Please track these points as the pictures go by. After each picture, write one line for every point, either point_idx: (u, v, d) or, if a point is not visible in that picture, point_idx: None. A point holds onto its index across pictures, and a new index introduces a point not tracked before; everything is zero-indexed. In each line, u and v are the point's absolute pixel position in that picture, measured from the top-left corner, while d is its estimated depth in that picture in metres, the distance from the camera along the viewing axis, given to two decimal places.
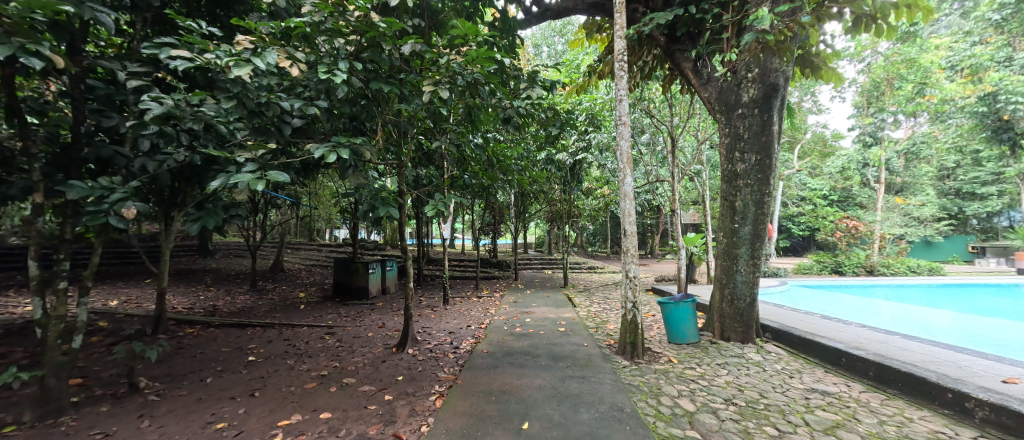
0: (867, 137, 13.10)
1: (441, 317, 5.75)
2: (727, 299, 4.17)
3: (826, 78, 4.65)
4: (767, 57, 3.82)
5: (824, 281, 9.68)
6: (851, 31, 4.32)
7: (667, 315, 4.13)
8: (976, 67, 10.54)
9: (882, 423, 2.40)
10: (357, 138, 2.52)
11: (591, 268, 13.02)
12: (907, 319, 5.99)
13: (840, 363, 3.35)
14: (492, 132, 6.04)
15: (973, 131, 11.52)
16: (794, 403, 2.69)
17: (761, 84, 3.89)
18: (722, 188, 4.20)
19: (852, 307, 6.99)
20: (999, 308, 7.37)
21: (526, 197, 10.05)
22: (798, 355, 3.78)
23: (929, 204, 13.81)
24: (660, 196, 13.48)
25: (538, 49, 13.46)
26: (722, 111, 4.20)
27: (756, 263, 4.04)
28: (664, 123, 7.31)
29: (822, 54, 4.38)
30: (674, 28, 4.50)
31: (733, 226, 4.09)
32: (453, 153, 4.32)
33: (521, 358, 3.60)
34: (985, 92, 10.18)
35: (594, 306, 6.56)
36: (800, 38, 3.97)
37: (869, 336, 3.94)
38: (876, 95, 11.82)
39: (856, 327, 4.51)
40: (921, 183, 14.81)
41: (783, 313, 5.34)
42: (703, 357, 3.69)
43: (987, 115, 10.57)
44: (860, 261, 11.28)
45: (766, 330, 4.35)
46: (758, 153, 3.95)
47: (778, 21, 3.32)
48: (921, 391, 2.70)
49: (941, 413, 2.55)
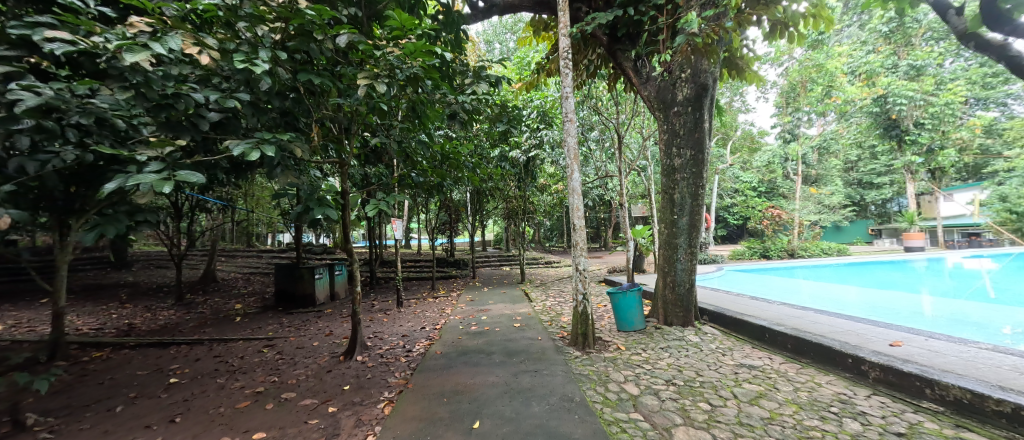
0: (786, 134, 14.72)
1: (394, 320, 5.56)
2: (670, 286, 4.43)
3: (750, 80, 5.01)
4: (697, 58, 4.08)
5: (754, 265, 10.66)
6: (769, 37, 4.73)
7: (615, 303, 4.31)
8: (870, 73, 12.15)
9: (797, 390, 2.68)
10: (285, 134, 2.32)
11: (548, 263, 13.26)
12: (822, 295, 6.75)
13: (764, 338, 3.70)
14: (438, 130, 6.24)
15: (869, 128, 13.27)
16: (725, 378, 2.92)
17: (693, 84, 4.15)
18: (662, 182, 4.42)
19: (777, 288, 7.74)
20: (893, 282, 8.53)
21: (482, 195, 9.99)
22: (730, 334, 4.12)
23: (838, 193, 15.65)
24: (610, 191, 14.07)
25: (490, 46, 13.69)
26: (660, 108, 4.42)
27: (693, 251, 4.33)
28: (611, 120, 7.65)
29: (744, 58, 4.77)
30: (615, 28, 4.71)
31: (672, 218, 4.34)
32: (400, 151, 4.15)
33: (476, 357, 3.57)
34: (878, 95, 11.95)
35: (549, 300, 6.69)
36: (724, 42, 4.28)
37: (789, 313, 4.38)
38: (793, 97, 13.06)
39: (778, 305, 4.99)
40: (831, 175, 16.50)
41: (719, 297, 5.76)
42: (648, 342, 3.90)
43: (880, 114, 12.44)
44: (783, 245, 12.61)
45: (704, 313, 4.69)
46: (692, 149, 4.21)
47: (705, 25, 3.57)
48: (828, 358, 3.05)
49: (843, 376, 2.89)
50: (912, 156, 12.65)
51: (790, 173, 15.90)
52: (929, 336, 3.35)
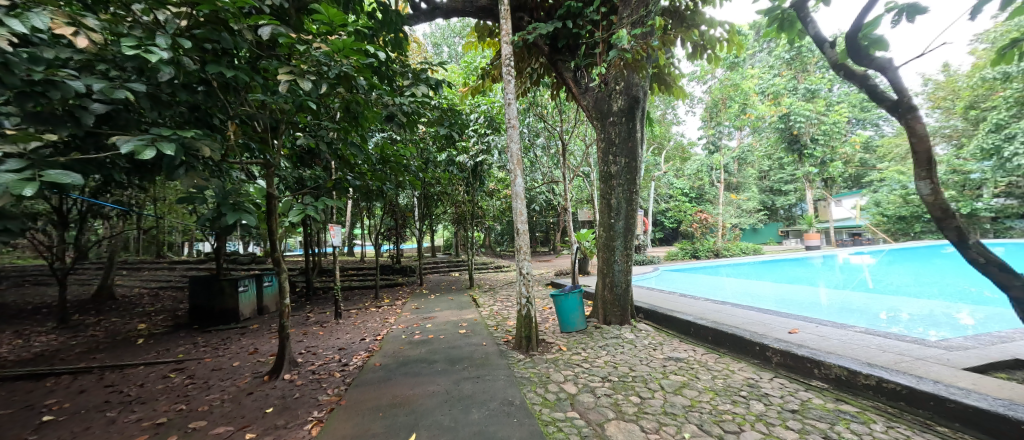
0: (711, 145, 16.26)
1: (330, 333, 5.21)
2: (608, 286, 4.65)
3: (677, 94, 5.43)
4: (629, 72, 4.36)
5: (686, 265, 11.57)
6: (692, 57, 5.19)
7: (558, 305, 4.42)
8: (777, 93, 13.87)
9: (715, 377, 2.94)
10: (189, 131, 2.08)
11: (497, 267, 13.28)
12: (741, 291, 7.49)
13: (689, 332, 4.02)
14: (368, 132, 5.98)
15: (777, 143, 14.88)
16: (655, 371, 3.12)
17: (626, 96, 4.41)
18: (600, 187, 4.64)
19: (705, 285, 8.47)
20: (798, 277, 9.73)
21: (429, 200, 9.75)
22: (661, 329, 4.42)
23: (753, 199, 17.56)
24: (557, 195, 14.50)
25: (437, 49, 13.62)
26: (597, 118, 4.65)
27: (629, 253, 4.58)
28: (555, 128, 7.89)
29: (671, 74, 5.19)
30: (555, 39, 4.90)
31: (610, 221, 4.57)
32: (334, 152, 3.92)
33: (417, 366, 3.45)
34: (783, 113, 13.65)
35: (496, 304, 6.69)
36: (653, 59, 4.63)
37: (712, 308, 4.79)
38: (716, 112, 14.48)
39: (704, 301, 5.45)
40: (748, 182, 18.48)
41: (654, 295, 6.15)
42: (588, 342, 4.05)
43: (785, 130, 14.21)
44: (709, 246, 13.84)
45: (640, 311, 4.98)
46: (626, 157, 4.47)
47: (634, 42, 3.82)
48: (741, 347, 3.39)
49: (753, 363, 3.22)
50: (810, 167, 14.60)
51: (715, 180, 17.55)
52: (820, 322, 3.87)
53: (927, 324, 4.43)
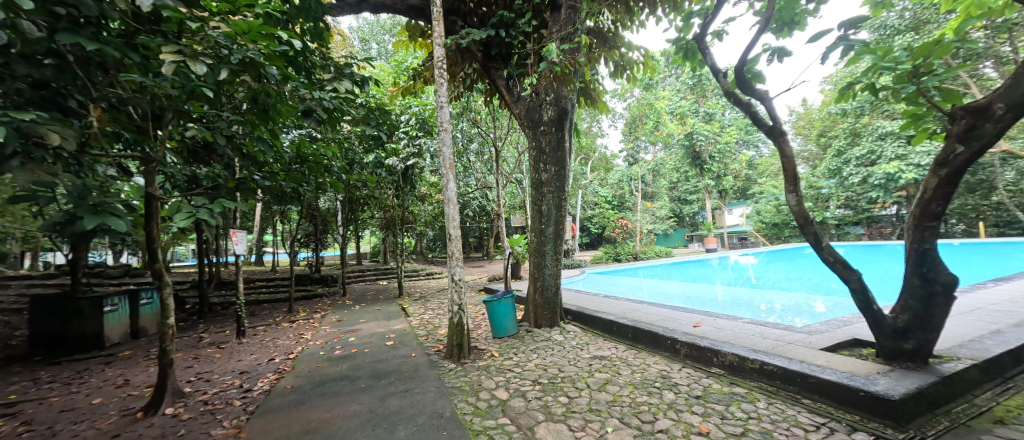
0: (630, 157, 17.72)
1: (230, 355, 4.55)
2: (539, 290, 4.76)
3: (601, 108, 5.80)
4: (558, 85, 4.55)
5: (609, 267, 12.39)
6: (615, 76, 5.59)
7: (490, 311, 4.40)
8: (683, 114, 15.65)
9: (634, 372, 3.15)
10: (28, 114, 1.66)
11: (428, 274, 12.87)
12: (656, 290, 8.22)
13: (612, 331, 4.27)
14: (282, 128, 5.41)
15: (685, 158, 16.68)
16: (582, 371, 3.25)
17: (555, 107, 4.59)
18: (532, 194, 4.74)
19: (625, 286, 9.14)
20: (701, 276, 11.00)
21: (354, 204, 9.14)
22: (587, 329, 4.65)
23: (665, 207, 19.49)
24: (490, 201, 14.57)
25: (365, 44, 12.99)
26: (529, 126, 4.76)
27: (558, 258, 4.74)
28: (488, 134, 7.94)
29: (596, 89, 5.54)
30: (489, 47, 4.93)
31: (540, 227, 4.69)
32: (239, 148, 3.46)
33: (337, 385, 3.16)
34: (688, 132, 15.45)
35: (427, 313, 6.46)
36: (580, 74, 4.89)
37: (632, 307, 5.16)
38: (634, 127, 15.85)
39: (625, 301, 5.86)
40: (660, 192, 20.50)
41: (581, 297, 6.46)
42: (520, 346, 4.09)
43: (690, 147, 16.08)
44: (629, 250, 15.00)
45: (568, 313, 5.19)
46: (556, 165, 4.64)
47: (563, 56, 3.99)
48: (656, 342, 3.69)
49: (665, 356, 3.53)
50: (709, 179, 16.67)
51: (634, 189, 19.11)
52: (718, 315, 4.40)
53: (796, 313, 5.29)
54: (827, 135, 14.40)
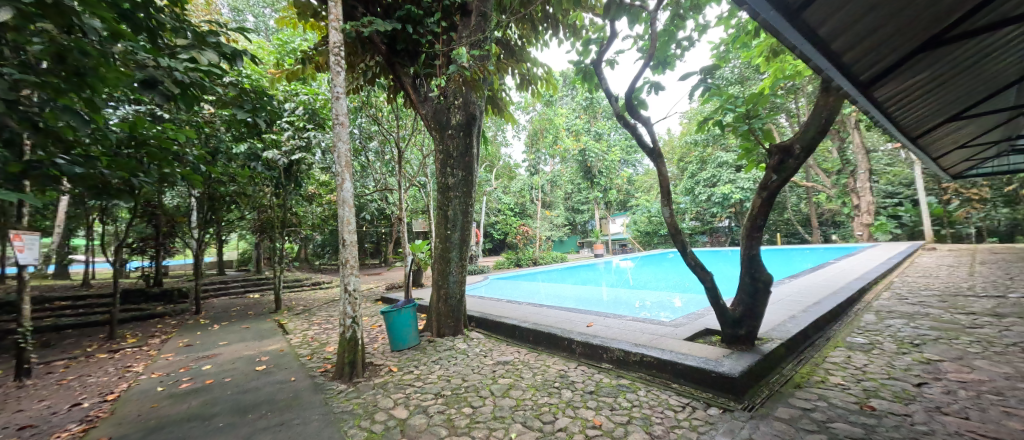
0: (532, 168, 18.63)
1: (5, 404, 3.29)
2: (442, 298, 4.60)
3: (506, 118, 5.96)
4: (467, 90, 4.51)
5: (510, 273, 12.75)
6: (521, 88, 5.79)
7: (389, 322, 4.09)
8: (579, 131, 17.11)
9: (535, 375, 3.24)
10: None
11: (314, 284, 11.48)
12: (553, 294, 8.72)
13: (515, 335, 4.35)
14: (108, 101, 4.19)
15: (577, 172, 18.46)
16: (486, 378, 3.22)
17: (464, 112, 4.53)
18: (437, 198, 4.58)
19: (525, 290, 9.50)
20: (590, 279, 12.09)
21: (218, 203, 7.65)
22: (491, 335, 4.66)
23: (561, 215, 20.94)
24: (389, 204, 13.73)
25: (240, 16, 11.22)
26: (436, 129, 4.60)
27: (463, 264, 4.65)
28: (390, 133, 7.48)
29: (503, 99, 5.66)
30: (394, 41, 4.64)
31: (445, 233, 4.54)
32: (36, 120, 2.56)
33: (186, 428, 2.54)
34: (582, 148, 16.99)
35: (311, 328, 5.70)
36: (489, 82, 4.95)
37: (532, 311, 5.35)
38: (536, 140, 16.76)
39: (526, 305, 6.05)
40: (557, 201, 22.01)
41: (484, 303, 6.47)
42: (421, 358, 3.87)
43: (584, 162, 17.68)
44: (529, 256, 15.68)
45: (472, 319, 5.14)
46: (463, 170, 4.56)
47: (473, 62, 3.94)
48: (555, 343, 3.87)
49: (563, 356, 3.72)
50: (599, 192, 18.51)
51: (534, 198, 20.09)
52: (607, 315, 4.83)
53: (665, 309, 6.15)
54: (685, 160, 17.35)
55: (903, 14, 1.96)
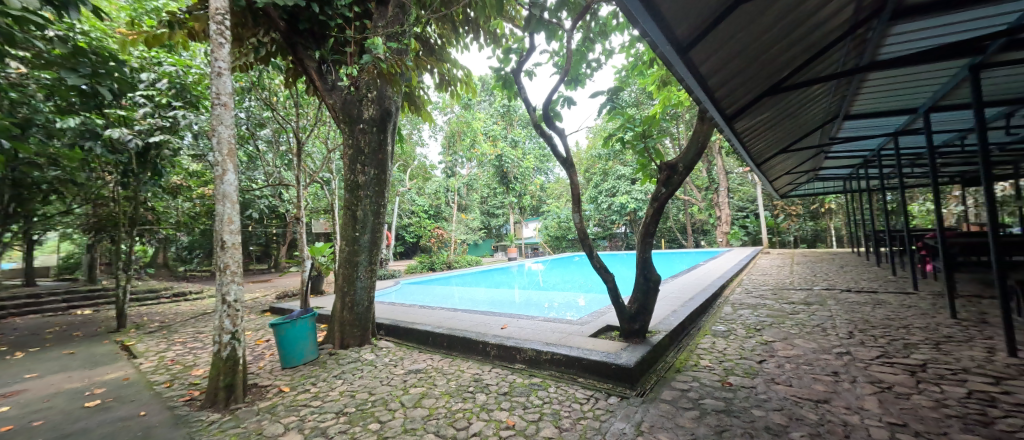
0: (448, 170, 18.34)
1: None
2: (347, 306, 4.24)
3: (423, 118, 5.77)
4: (382, 83, 4.25)
5: (422, 277, 12.33)
6: (439, 88, 5.67)
7: (279, 337, 3.61)
8: (496, 137, 17.39)
9: (449, 381, 3.16)
10: None
11: (179, 295, 9.58)
12: (467, 297, 8.68)
13: (428, 342, 4.21)
14: None
15: (494, 176, 18.71)
16: (395, 389, 3.05)
17: (378, 106, 4.25)
18: (345, 198, 4.21)
19: (439, 295, 9.27)
20: (503, 281, 12.35)
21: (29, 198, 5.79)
22: (402, 343, 4.44)
23: (477, 219, 20.94)
24: (284, 202, 12.17)
25: None
26: (345, 121, 4.23)
27: (373, 269, 4.34)
28: (287, 122, 6.64)
29: (421, 97, 5.47)
30: (296, 18, 4.14)
31: (353, 235, 4.18)
32: None
33: None
34: (499, 154, 17.33)
35: (173, 349, 4.72)
36: (406, 78, 4.75)
37: (446, 315, 5.23)
38: (453, 142, 16.57)
39: (440, 310, 5.90)
40: (473, 205, 22.01)
41: (394, 309, 6.12)
42: (320, 374, 3.50)
43: (499, 167, 18.04)
44: (443, 259, 15.37)
45: (381, 327, 4.83)
46: (376, 168, 4.27)
47: (389, 54, 3.71)
48: (470, 347, 3.84)
49: (477, 359, 3.72)
50: (514, 197, 19.05)
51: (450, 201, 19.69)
52: (521, 316, 4.97)
53: (571, 308, 6.59)
54: (590, 171, 18.91)
55: (759, 61, 2.45)
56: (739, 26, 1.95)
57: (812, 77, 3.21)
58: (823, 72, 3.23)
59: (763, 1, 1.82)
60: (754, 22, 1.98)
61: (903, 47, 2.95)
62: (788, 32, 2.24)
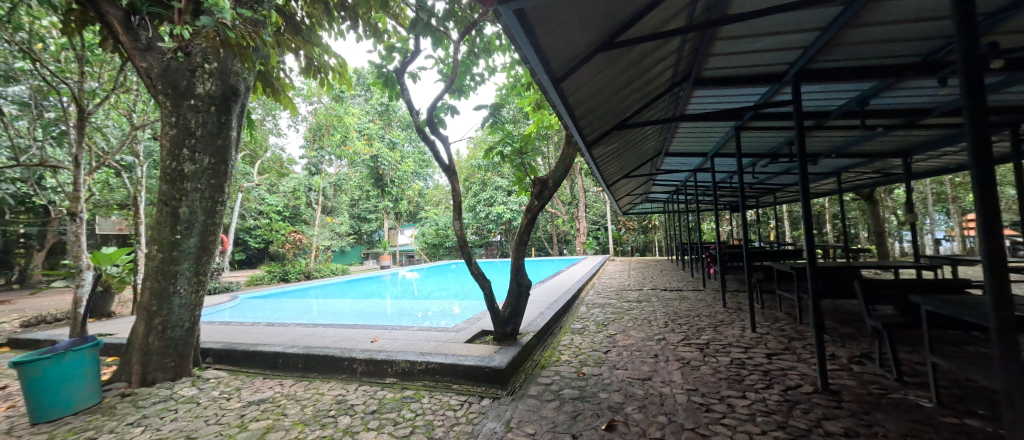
0: (311, 167, 16.22)
1: None
2: (156, 330, 3.30)
3: (281, 104, 4.99)
4: (227, 56, 3.51)
5: (271, 289, 10.52)
6: (304, 73, 4.99)
7: (34, 379, 2.60)
8: (371, 136, 16.18)
9: (303, 408, 2.76)
10: None
11: None
12: (329, 310, 7.75)
13: (277, 365, 3.60)
14: None
15: (368, 178, 17.39)
16: (227, 428, 2.50)
17: (219, 82, 3.49)
18: (161, 190, 3.30)
19: (292, 309, 8.04)
20: (373, 291, 11.48)
21: None
22: (240, 370, 3.69)
23: (346, 223, 18.88)
24: (53, 192, 8.84)
25: None
26: (167, 94, 3.34)
27: (200, 281, 3.50)
28: (64, 83, 4.86)
29: (280, 80, 4.72)
30: None
31: (173, 238, 3.30)
32: None
33: None
34: (374, 154, 16.22)
35: None
36: (262, 55, 4.03)
37: (301, 333, 4.56)
38: (319, 136, 14.78)
39: (292, 327, 5.11)
40: (341, 208, 19.90)
41: (228, 330, 5.03)
42: (106, 424, 2.62)
43: (374, 169, 16.86)
44: (301, 268, 13.44)
45: (208, 354, 3.91)
46: (212, 156, 3.48)
47: (238, 22, 3.04)
48: (331, 366, 3.43)
49: (340, 379, 3.35)
50: (389, 201, 18.00)
51: (312, 201, 17.36)
52: (392, 327, 4.68)
53: (444, 316, 6.52)
54: (469, 180, 19.27)
55: (611, 100, 2.90)
56: (598, 69, 2.28)
57: (646, 119, 3.96)
58: (653, 116, 4.03)
59: (615, 53, 2.17)
60: (609, 69, 2.34)
61: (700, 108, 3.91)
62: (632, 80, 2.72)
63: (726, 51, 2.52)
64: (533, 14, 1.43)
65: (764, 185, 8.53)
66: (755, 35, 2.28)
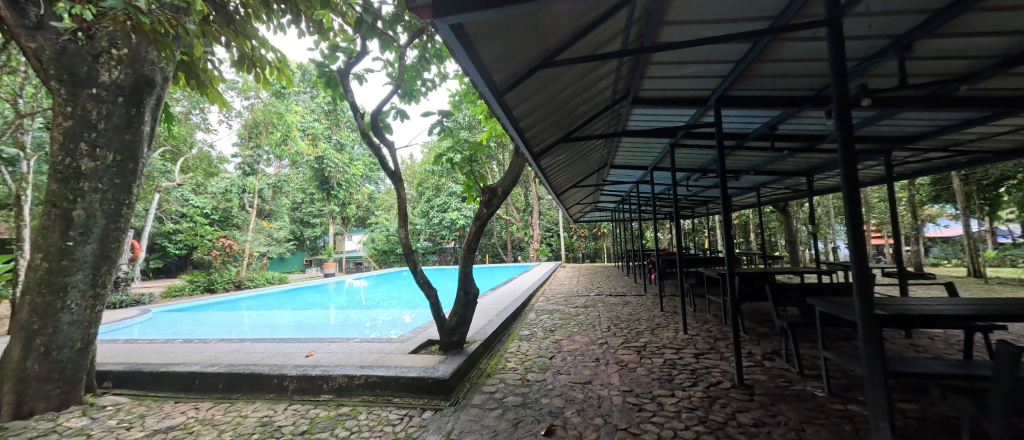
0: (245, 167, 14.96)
1: None
2: (37, 353, 2.83)
3: (210, 98, 4.55)
4: (141, 41, 3.14)
5: (193, 301, 9.47)
6: (237, 65, 4.60)
7: None
8: (315, 135, 15.28)
9: (220, 433, 2.50)
10: None
11: None
12: (261, 323, 7.11)
13: (192, 387, 3.24)
14: None
15: (311, 180, 16.34)
16: None
17: (130, 70, 3.10)
18: (49, 190, 2.86)
19: (218, 323, 7.28)
20: (314, 301, 10.76)
21: None
22: (145, 395, 3.27)
23: (285, 228, 17.51)
24: None
25: None
26: (62, 80, 2.92)
27: (97, 294, 3.06)
28: None
29: (208, 72, 4.31)
30: None
31: (63, 244, 2.86)
32: None
33: None
34: (319, 155, 15.33)
35: None
36: (185, 44, 3.66)
37: (225, 349, 4.14)
38: (256, 133, 13.68)
39: (215, 343, 4.62)
40: (280, 211, 18.48)
41: (136, 349, 4.44)
42: None
43: (319, 170, 15.91)
44: (230, 277, 12.24)
45: (105, 379, 3.41)
46: (119, 152, 3.08)
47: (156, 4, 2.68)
48: (257, 384, 3.16)
49: (267, 398, 3.09)
50: (335, 205, 17.01)
51: (246, 204, 15.95)
52: (331, 340, 4.41)
53: (391, 326, 6.26)
54: (422, 185, 18.84)
55: (557, 113, 3.01)
56: (542, 84, 2.36)
57: (592, 132, 4.15)
58: (599, 129, 4.23)
59: (557, 69, 2.26)
60: (553, 83, 2.43)
61: (640, 125, 4.18)
62: (576, 95, 2.85)
63: (659, 74, 2.73)
64: (472, 29, 1.46)
65: (698, 197, 9.25)
66: (683, 61, 2.50)
